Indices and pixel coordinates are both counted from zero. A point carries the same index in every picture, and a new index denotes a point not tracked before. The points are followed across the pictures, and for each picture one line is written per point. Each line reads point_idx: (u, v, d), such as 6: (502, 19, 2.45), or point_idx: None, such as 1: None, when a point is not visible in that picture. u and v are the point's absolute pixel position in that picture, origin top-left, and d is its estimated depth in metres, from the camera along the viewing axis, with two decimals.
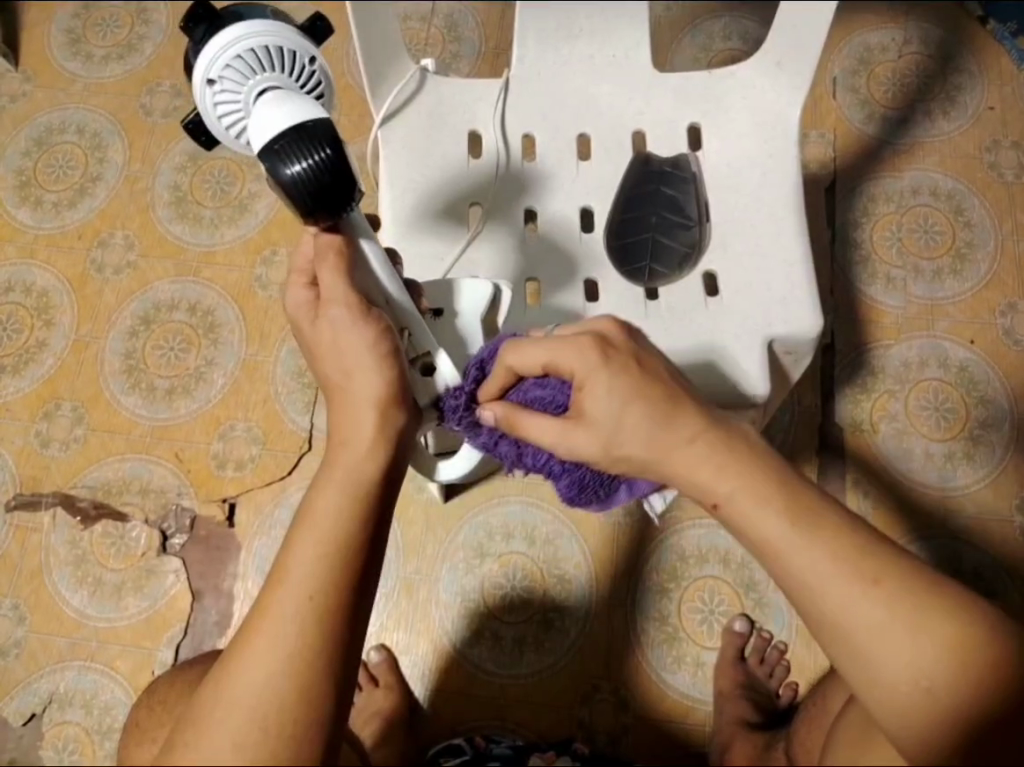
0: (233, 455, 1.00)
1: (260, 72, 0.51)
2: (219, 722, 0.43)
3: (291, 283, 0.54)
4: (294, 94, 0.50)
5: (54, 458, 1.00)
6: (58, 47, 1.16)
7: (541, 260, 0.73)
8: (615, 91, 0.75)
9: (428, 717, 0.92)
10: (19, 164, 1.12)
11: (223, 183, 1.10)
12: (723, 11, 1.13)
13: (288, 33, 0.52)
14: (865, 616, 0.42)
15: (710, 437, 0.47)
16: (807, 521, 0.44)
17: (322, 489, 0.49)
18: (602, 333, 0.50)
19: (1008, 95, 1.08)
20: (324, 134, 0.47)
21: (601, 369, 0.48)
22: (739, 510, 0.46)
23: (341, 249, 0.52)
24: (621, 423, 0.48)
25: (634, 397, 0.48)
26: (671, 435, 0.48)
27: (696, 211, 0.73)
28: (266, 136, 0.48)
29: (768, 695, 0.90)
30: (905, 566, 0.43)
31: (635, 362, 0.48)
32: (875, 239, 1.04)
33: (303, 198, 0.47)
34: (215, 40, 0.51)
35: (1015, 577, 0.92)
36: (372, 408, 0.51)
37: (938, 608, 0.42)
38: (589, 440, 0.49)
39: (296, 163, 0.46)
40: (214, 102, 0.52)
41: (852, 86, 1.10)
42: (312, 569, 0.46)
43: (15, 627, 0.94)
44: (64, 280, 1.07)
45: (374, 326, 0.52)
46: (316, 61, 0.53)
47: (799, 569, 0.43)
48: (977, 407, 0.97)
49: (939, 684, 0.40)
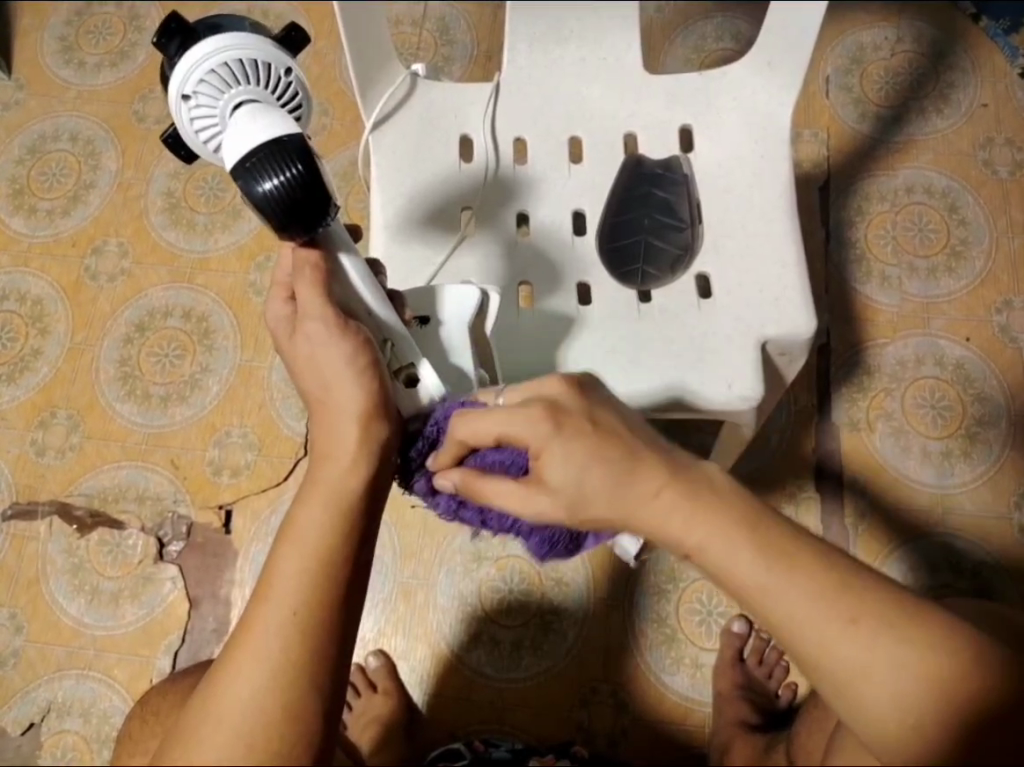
0: (228, 461, 0.99)
1: (235, 86, 0.51)
2: (208, 737, 0.43)
3: (272, 297, 0.54)
4: (269, 108, 0.50)
5: (51, 466, 1.00)
6: (51, 54, 1.16)
7: (534, 262, 0.73)
8: (604, 93, 0.75)
9: (426, 722, 0.92)
10: (12, 172, 1.12)
11: (216, 188, 1.10)
12: (715, 11, 1.13)
13: (262, 46, 0.51)
14: (846, 655, 0.41)
15: (678, 487, 0.44)
16: (781, 561, 0.42)
17: (304, 505, 0.49)
18: (554, 398, 0.47)
19: (1001, 91, 1.08)
20: (296, 148, 0.47)
21: (554, 437, 0.45)
22: (714, 558, 0.43)
23: (318, 264, 0.52)
24: (583, 487, 0.45)
25: (593, 460, 0.45)
26: (636, 494, 0.44)
27: (688, 211, 0.73)
28: (241, 153, 0.48)
29: (768, 696, 0.90)
30: (884, 597, 0.42)
31: (588, 425, 0.45)
32: (870, 238, 1.04)
33: (277, 214, 0.47)
34: (188, 55, 0.51)
35: (1014, 577, 0.91)
36: (353, 421, 0.50)
37: (919, 639, 0.41)
38: (551, 506, 0.46)
39: (269, 179, 0.47)
40: (191, 117, 0.52)
41: (844, 85, 1.10)
42: (295, 584, 0.46)
43: (13, 635, 0.94)
44: (58, 289, 1.07)
45: (353, 338, 0.51)
46: (292, 72, 0.52)
47: (776, 613, 0.42)
48: (973, 404, 0.97)
49: (924, 714, 0.40)
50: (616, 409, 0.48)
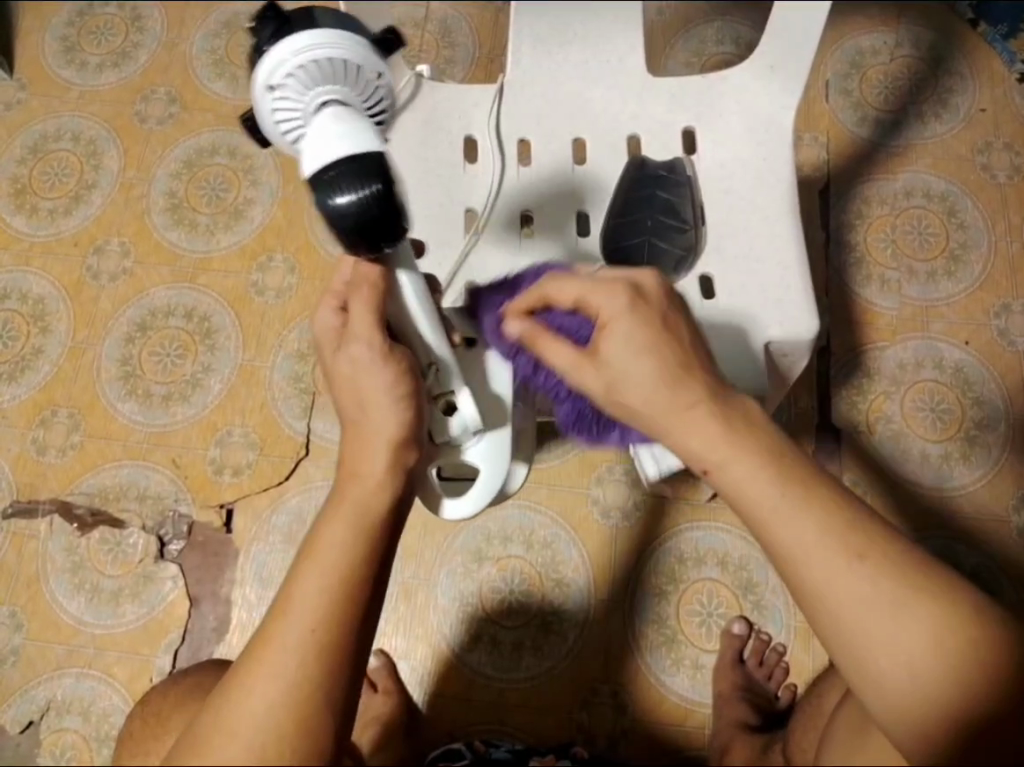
0: (230, 460, 0.99)
1: (325, 82, 0.49)
2: (220, 747, 0.43)
3: (323, 301, 0.53)
4: (359, 118, 0.47)
5: (51, 465, 1.00)
6: (53, 54, 1.16)
7: (535, 264, 0.73)
8: (609, 93, 0.76)
9: (426, 720, 0.92)
10: (14, 171, 1.12)
11: (219, 189, 1.10)
12: (717, 16, 1.13)
13: (358, 47, 0.50)
14: (851, 593, 0.43)
15: (712, 405, 0.47)
16: (798, 492, 0.45)
17: (331, 521, 0.48)
18: (637, 282, 0.51)
19: (1000, 96, 1.09)
20: (378, 166, 0.45)
21: (626, 313, 0.50)
22: (730, 478, 0.46)
23: (377, 283, 0.52)
24: (631, 370, 0.49)
25: (648, 350, 0.49)
26: (673, 398, 0.48)
27: (692, 213, 0.73)
28: (319, 160, 0.45)
29: (767, 698, 0.89)
30: (893, 549, 0.44)
31: (660, 319, 0.49)
32: (869, 241, 1.05)
33: (344, 227, 0.45)
34: (282, 44, 0.49)
35: (1012, 579, 0.92)
36: (384, 447, 0.51)
37: (923, 593, 0.43)
38: (595, 380, 0.51)
39: (345, 194, 0.44)
40: (272, 106, 0.49)
41: (844, 89, 1.11)
42: (318, 602, 0.46)
43: (12, 634, 0.94)
44: (60, 287, 1.07)
45: (394, 368, 0.52)
46: (382, 78, 0.51)
47: (785, 539, 0.44)
48: (972, 407, 0.98)
49: (921, 662, 0.42)
50: (690, 317, 0.51)
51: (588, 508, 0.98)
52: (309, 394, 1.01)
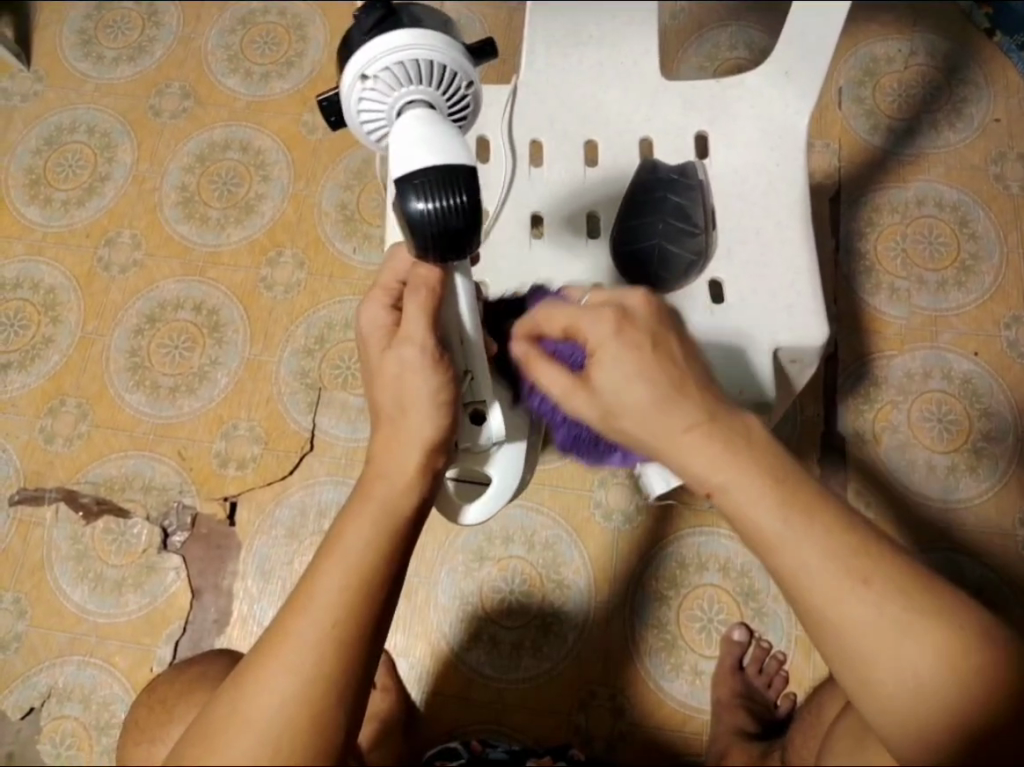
0: (234, 453, 1.00)
1: (413, 84, 0.48)
2: (230, 739, 0.43)
3: (373, 297, 0.53)
4: (446, 126, 0.47)
5: (58, 454, 1.01)
6: (70, 47, 1.17)
7: (546, 264, 0.74)
8: (622, 94, 0.76)
9: (425, 718, 0.93)
10: (29, 162, 1.13)
11: (230, 183, 1.11)
12: (731, 20, 1.13)
13: (455, 52, 0.49)
14: (853, 616, 0.43)
15: (710, 429, 0.46)
16: (799, 517, 0.44)
17: (353, 520, 0.49)
18: (627, 306, 0.49)
19: (1015, 107, 1.08)
20: (462, 179, 0.45)
21: (613, 339, 0.48)
22: (731, 500, 0.45)
23: (435, 286, 0.51)
24: (621, 394, 0.47)
25: (639, 376, 0.47)
26: (666, 424, 0.47)
27: (703, 217, 0.72)
28: (403, 161, 0.46)
29: (767, 706, 0.89)
30: (896, 564, 0.44)
31: (649, 343, 0.48)
32: (879, 250, 1.04)
33: (415, 233, 0.46)
34: (380, 38, 0.48)
35: (1016, 591, 0.91)
36: (418, 450, 0.51)
37: (929, 611, 0.43)
38: (588, 405, 0.49)
39: (422, 200, 0.45)
40: (359, 97, 0.49)
41: (857, 96, 1.10)
42: (336, 602, 0.46)
43: (15, 620, 0.95)
44: (72, 278, 1.08)
45: (443, 374, 0.51)
46: (473, 86, 0.50)
47: (786, 562, 0.44)
48: (980, 419, 0.97)
49: (925, 685, 0.42)
50: (683, 333, 0.50)
51: (589, 511, 0.98)
52: (314, 389, 1.02)
